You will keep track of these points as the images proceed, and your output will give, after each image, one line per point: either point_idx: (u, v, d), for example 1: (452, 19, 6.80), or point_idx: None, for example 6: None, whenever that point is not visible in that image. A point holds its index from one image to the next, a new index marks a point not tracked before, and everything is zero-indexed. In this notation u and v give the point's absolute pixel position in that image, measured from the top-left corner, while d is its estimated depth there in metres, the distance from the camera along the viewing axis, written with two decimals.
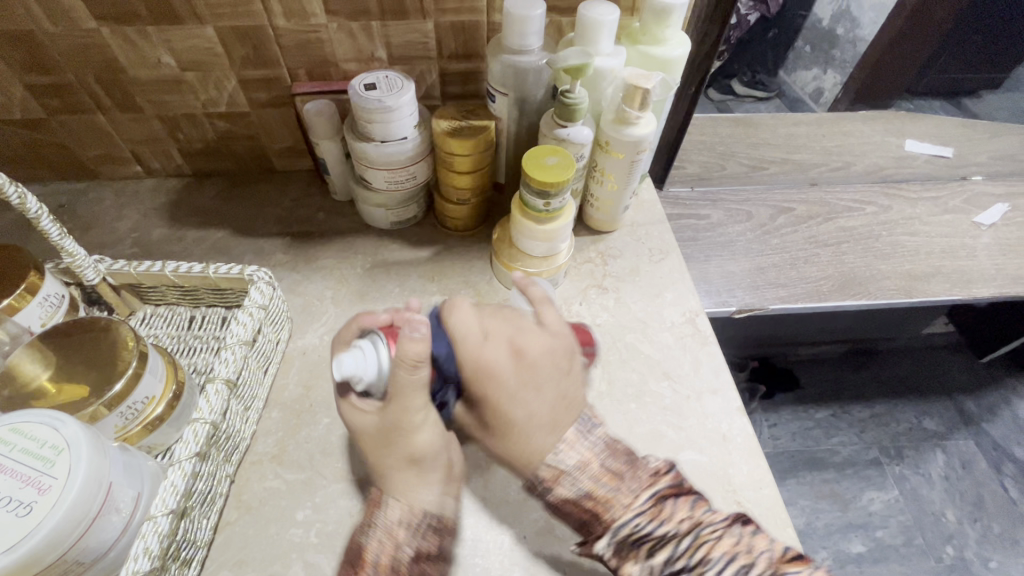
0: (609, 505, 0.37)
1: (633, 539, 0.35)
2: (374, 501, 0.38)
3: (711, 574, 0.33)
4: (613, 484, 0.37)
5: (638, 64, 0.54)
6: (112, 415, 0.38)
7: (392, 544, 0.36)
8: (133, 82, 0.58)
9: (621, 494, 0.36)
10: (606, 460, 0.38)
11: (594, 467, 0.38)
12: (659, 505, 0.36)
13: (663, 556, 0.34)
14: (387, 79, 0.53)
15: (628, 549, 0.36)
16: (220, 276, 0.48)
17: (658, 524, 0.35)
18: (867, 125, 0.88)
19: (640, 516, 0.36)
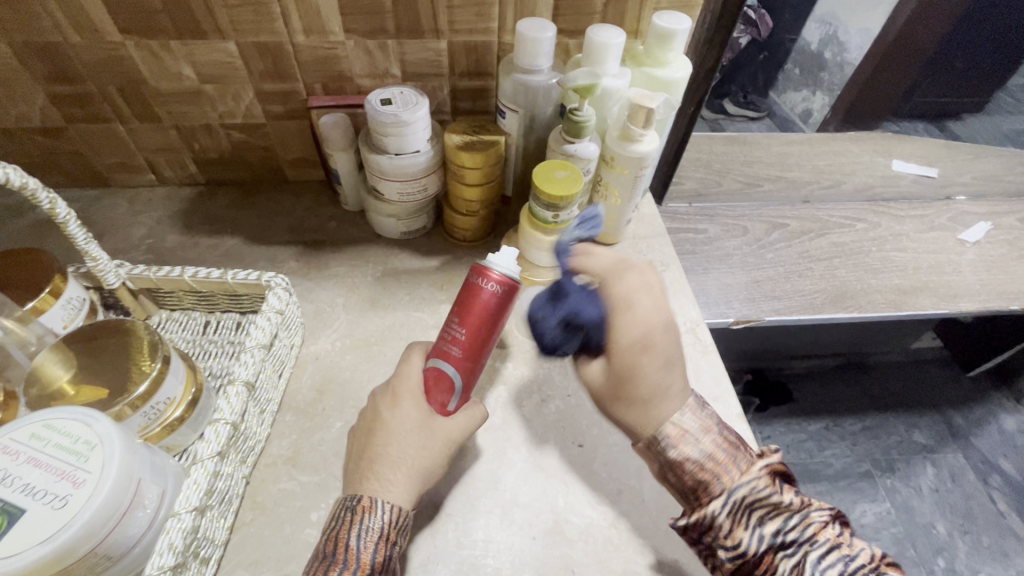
0: (709, 482, 0.40)
1: (724, 521, 0.39)
2: (364, 504, 0.38)
3: (801, 560, 0.36)
4: (721, 467, 0.40)
5: (642, 84, 0.56)
6: (136, 415, 0.39)
7: (383, 543, 0.38)
8: (153, 93, 0.59)
9: (737, 465, 0.40)
10: (717, 448, 0.41)
11: (710, 445, 0.41)
12: (775, 480, 0.40)
13: (758, 534, 0.38)
14: (402, 95, 0.55)
15: (718, 529, 0.39)
16: (238, 282, 0.50)
17: (754, 513, 0.38)
18: (856, 146, 0.92)
19: (739, 500, 0.39)
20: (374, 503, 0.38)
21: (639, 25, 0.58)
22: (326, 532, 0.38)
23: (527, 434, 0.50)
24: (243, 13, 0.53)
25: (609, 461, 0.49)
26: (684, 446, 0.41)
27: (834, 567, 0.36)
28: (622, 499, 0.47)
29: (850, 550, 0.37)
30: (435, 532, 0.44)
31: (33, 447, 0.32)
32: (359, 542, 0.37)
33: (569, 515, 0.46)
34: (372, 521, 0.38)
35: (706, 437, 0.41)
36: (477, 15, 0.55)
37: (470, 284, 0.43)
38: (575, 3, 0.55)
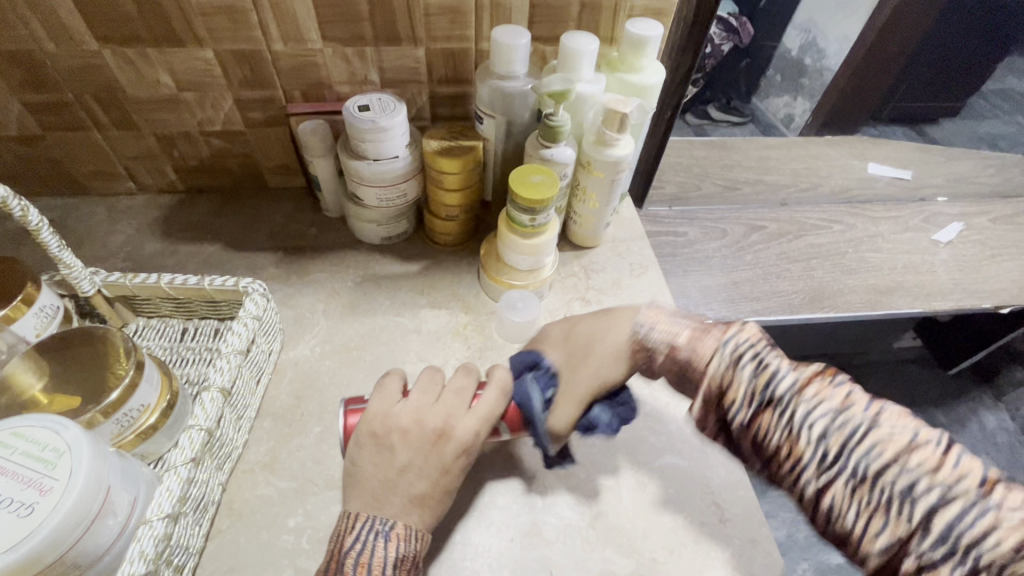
0: (691, 356, 0.42)
1: (716, 386, 0.40)
2: (400, 532, 0.38)
3: (789, 413, 0.36)
4: (698, 338, 0.42)
5: (617, 90, 0.57)
6: (108, 422, 0.39)
7: (411, 570, 0.38)
8: (131, 100, 0.59)
9: (702, 346, 0.42)
10: (687, 324, 0.44)
11: (670, 338, 0.44)
12: (740, 348, 0.39)
13: (746, 395, 0.38)
14: (380, 101, 0.55)
15: (711, 390, 0.40)
16: (215, 288, 0.50)
17: (737, 369, 0.39)
18: (833, 149, 0.93)
19: (725, 363, 0.40)
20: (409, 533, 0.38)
21: (613, 32, 0.59)
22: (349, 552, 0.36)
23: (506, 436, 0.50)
24: (220, 21, 0.53)
25: (587, 462, 0.49)
26: (653, 330, 0.45)
27: (821, 416, 0.35)
28: (599, 500, 0.47)
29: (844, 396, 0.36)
30: None
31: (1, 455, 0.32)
32: (397, 572, 0.36)
33: (547, 516, 0.46)
34: (406, 548, 0.37)
35: (660, 337, 0.44)
36: (453, 22, 0.56)
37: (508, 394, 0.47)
38: (550, 11, 0.56)
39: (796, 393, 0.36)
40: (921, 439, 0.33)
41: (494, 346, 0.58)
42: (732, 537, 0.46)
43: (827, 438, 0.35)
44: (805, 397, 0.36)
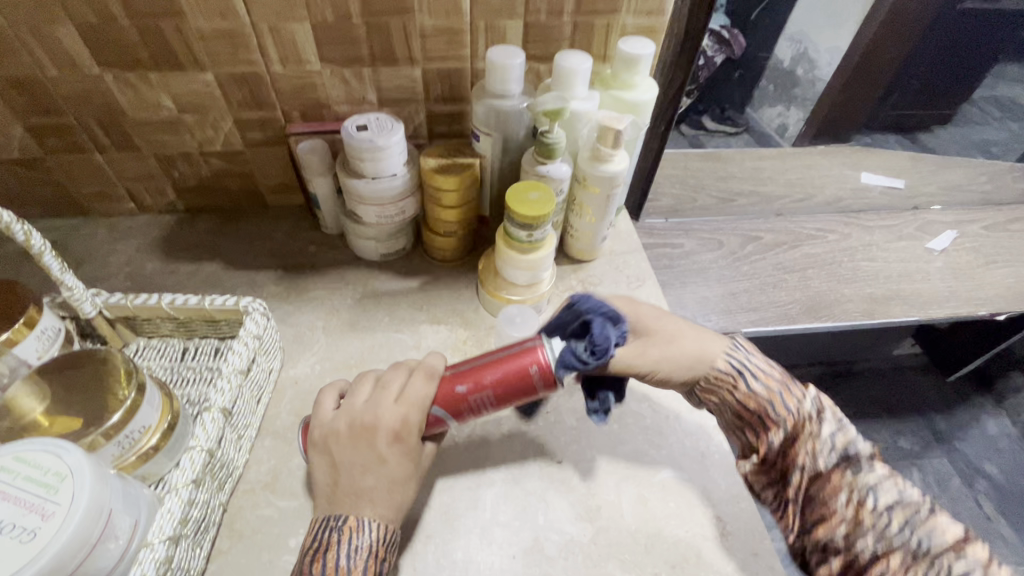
0: (782, 400, 0.43)
1: (799, 437, 0.42)
2: (352, 524, 0.38)
3: (861, 477, 0.40)
4: (789, 390, 0.44)
5: (611, 106, 0.59)
6: (110, 444, 0.39)
7: (375, 558, 0.38)
8: (133, 123, 0.60)
9: (788, 399, 0.43)
10: (784, 373, 0.46)
11: (741, 389, 0.45)
12: (825, 409, 0.43)
13: (827, 449, 0.41)
14: (378, 121, 0.56)
15: (793, 442, 0.42)
16: (216, 308, 0.50)
17: (822, 427, 0.42)
18: (826, 160, 0.95)
19: (811, 418, 0.42)
20: (361, 523, 0.38)
21: (606, 50, 0.60)
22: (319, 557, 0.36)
23: (507, 452, 0.50)
24: (221, 45, 0.54)
25: (588, 476, 0.49)
26: (743, 376, 0.45)
27: (886, 489, 0.39)
28: (601, 515, 0.47)
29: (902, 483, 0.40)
30: (414, 554, 0.44)
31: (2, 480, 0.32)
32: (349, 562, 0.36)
33: (548, 532, 0.46)
34: (360, 539, 0.37)
35: (756, 368, 0.45)
36: (450, 43, 0.57)
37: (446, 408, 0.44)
38: (545, 30, 0.57)
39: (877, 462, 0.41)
40: (964, 528, 0.38)
41: None
42: (734, 551, 0.46)
43: (890, 509, 0.38)
44: (874, 469, 0.40)
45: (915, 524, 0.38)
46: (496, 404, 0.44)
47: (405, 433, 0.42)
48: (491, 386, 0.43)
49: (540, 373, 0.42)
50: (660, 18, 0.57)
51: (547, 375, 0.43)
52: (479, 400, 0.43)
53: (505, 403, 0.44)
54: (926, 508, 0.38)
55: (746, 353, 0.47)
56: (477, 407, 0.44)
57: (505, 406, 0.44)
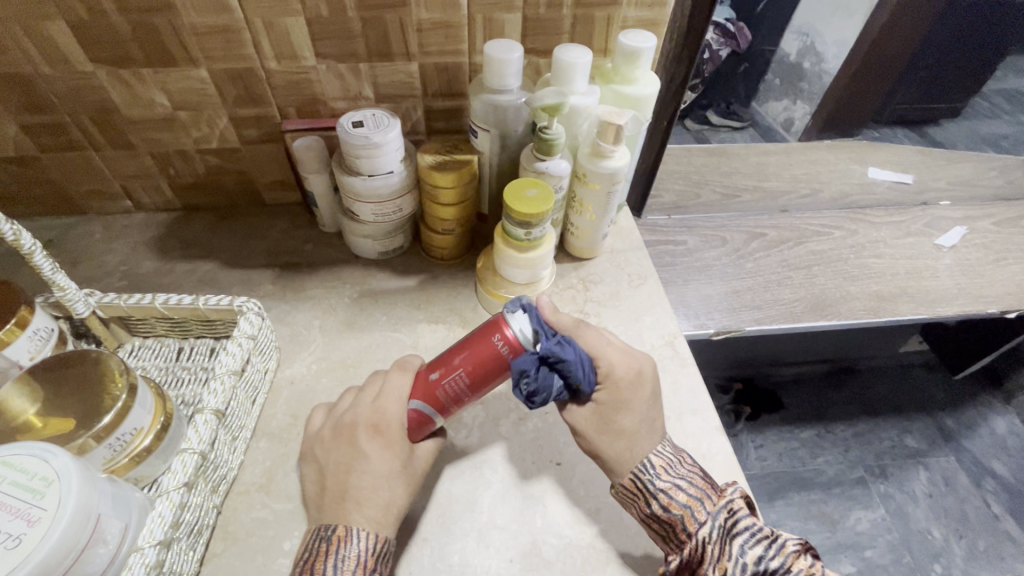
0: (684, 520, 0.40)
1: (709, 556, 0.39)
2: (340, 534, 0.38)
3: None
4: (694, 501, 0.41)
5: (612, 101, 0.57)
6: (100, 447, 0.39)
7: (363, 569, 0.37)
8: (127, 121, 0.60)
9: (693, 520, 0.40)
10: (688, 483, 0.42)
11: (647, 512, 0.42)
12: (737, 523, 0.40)
13: (740, 567, 0.38)
14: (374, 117, 0.55)
15: (702, 563, 0.39)
16: (210, 308, 0.49)
17: (735, 542, 0.39)
18: (832, 154, 0.94)
19: (717, 534, 0.40)
20: (350, 533, 0.38)
21: (607, 43, 0.59)
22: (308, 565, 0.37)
23: (504, 453, 0.50)
24: (214, 41, 0.54)
25: (587, 479, 0.48)
26: (648, 497, 0.42)
27: None
28: (600, 519, 0.46)
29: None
30: (409, 557, 0.44)
31: None
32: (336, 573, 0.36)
33: (546, 536, 0.45)
34: (350, 549, 0.38)
35: (666, 484, 0.42)
36: (447, 37, 0.56)
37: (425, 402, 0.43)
38: (544, 24, 0.56)
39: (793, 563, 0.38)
40: None
41: None
42: None
43: None
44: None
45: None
46: (472, 388, 0.42)
47: (386, 430, 0.42)
48: (461, 366, 0.41)
49: (502, 347, 0.40)
50: (662, 10, 0.56)
51: (511, 348, 0.40)
52: (452, 386, 0.42)
53: (480, 386, 0.42)
54: None
55: (656, 471, 0.42)
56: (454, 394, 0.42)
57: (485, 389, 0.42)
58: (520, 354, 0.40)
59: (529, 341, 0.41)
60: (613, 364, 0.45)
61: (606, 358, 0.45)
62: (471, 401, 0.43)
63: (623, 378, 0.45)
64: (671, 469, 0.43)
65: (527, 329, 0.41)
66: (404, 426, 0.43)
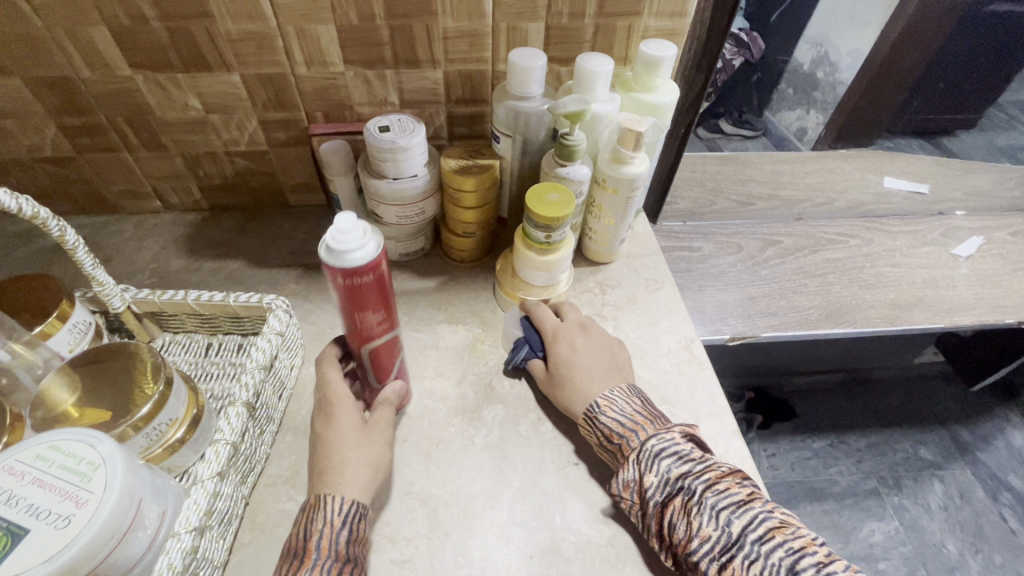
0: (623, 446, 0.45)
1: (639, 474, 0.43)
2: (309, 502, 0.40)
3: (701, 503, 0.39)
4: (632, 430, 0.45)
5: (632, 109, 0.58)
6: (138, 436, 0.40)
7: (332, 528, 0.38)
8: (161, 123, 0.62)
9: (631, 445, 0.44)
10: (631, 416, 0.46)
11: (605, 439, 0.46)
12: (666, 448, 0.43)
13: (666, 481, 0.41)
14: (400, 122, 0.57)
15: (636, 482, 0.43)
16: (240, 305, 0.51)
17: (663, 461, 0.42)
18: (847, 164, 0.94)
19: (647, 454, 0.43)
20: (320, 499, 0.39)
21: (628, 52, 0.60)
22: (292, 534, 0.39)
23: (524, 452, 0.50)
24: (247, 47, 0.56)
25: (604, 478, 0.49)
26: (600, 430, 0.47)
27: (727, 511, 0.39)
28: (619, 518, 0.47)
29: (754, 502, 0.39)
30: (432, 550, 0.44)
31: (37, 469, 0.33)
32: (307, 531, 0.38)
33: (565, 533, 0.46)
34: (322, 512, 0.39)
35: (615, 418, 0.46)
36: (471, 45, 0.58)
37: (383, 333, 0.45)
38: (565, 33, 0.57)
39: (724, 478, 0.41)
40: (808, 542, 0.37)
41: None
42: None
43: (731, 531, 0.38)
44: (715, 493, 0.40)
45: (739, 546, 0.37)
46: (374, 310, 0.41)
47: (338, 411, 0.44)
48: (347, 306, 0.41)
49: (349, 277, 0.37)
50: (682, 20, 0.57)
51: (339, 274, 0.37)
52: (364, 320, 0.42)
53: (376, 302, 0.41)
54: (771, 523, 0.38)
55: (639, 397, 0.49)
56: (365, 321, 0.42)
57: (386, 299, 0.42)
58: (370, 267, 0.37)
59: (368, 256, 0.37)
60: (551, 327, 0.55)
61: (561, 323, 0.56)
62: (390, 311, 0.43)
63: (560, 333, 0.54)
64: (616, 405, 0.47)
65: (347, 252, 0.36)
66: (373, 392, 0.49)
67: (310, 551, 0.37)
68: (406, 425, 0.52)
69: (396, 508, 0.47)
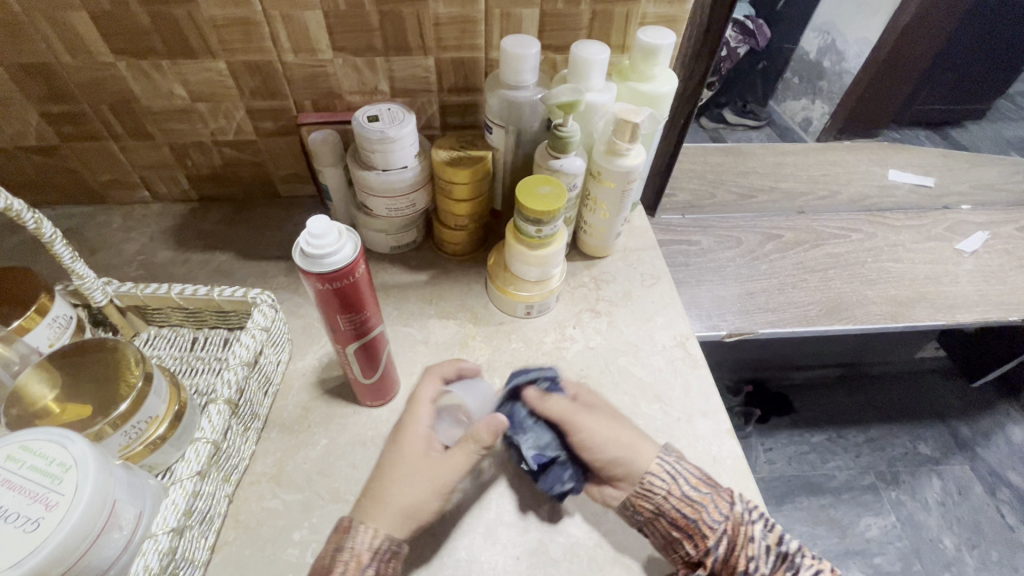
0: (712, 503, 0.42)
1: (736, 538, 0.41)
2: (345, 525, 0.40)
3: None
4: (714, 486, 0.43)
5: (629, 99, 0.57)
6: (117, 434, 0.39)
7: (359, 564, 0.39)
8: (146, 112, 0.60)
9: (722, 502, 0.42)
10: (701, 471, 0.44)
11: (677, 496, 0.42)
12: (755, 512, 0.42)
13: (766, 549, 0.41)
14: (389, 111, 0.55)
15: (730, 546, 0.41)
16: (225, 299, 0.50)
17: (757, 526, 0.41)
18: (852, 155, 0.92)
19: (742, 514, 0.42)
20: (352, 525, 0.40)
21: (625, 40, 0.58)
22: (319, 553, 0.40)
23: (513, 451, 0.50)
24: (232, 33, 0.54)
25: None
26: (675, 484, 0.42)
27: None
28: (609, 518, 0.46)
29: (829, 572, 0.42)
30: (418, 551, 0.44)
31: (8, 469, 0.32)
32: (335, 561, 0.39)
33: (553, 534, 0.45)
34: (352, 540, 0.39)
35: (687, 468, 0.44)
36: (463, 32, 0.56)
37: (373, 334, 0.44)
38: (560, 19, 0.56)
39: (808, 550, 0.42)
40: None
41: (502, 358, 0.57)
42: None
43: None
44: (809, 565, 0.41)
45: None
46: (358, 311, 0.41)
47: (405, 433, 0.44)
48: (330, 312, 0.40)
49: (327, 282, 0.37)
50: (682, 6, 0.55)
51: (319, 279, 0.36)
52: (348, 323, 0.41)
53: (361, 304, 0.40)
54: None
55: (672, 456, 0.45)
56: (350, 324, 0.41)
57: (369, 299, 0.41)
58: (348, 270, 0.37)
59: (345, 257, 0.36)
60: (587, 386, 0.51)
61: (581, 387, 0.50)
62: (375, 312, 0.43)
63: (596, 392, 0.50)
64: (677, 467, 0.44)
65: (325, 256, 0.36)
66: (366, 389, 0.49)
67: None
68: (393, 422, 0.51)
69: None
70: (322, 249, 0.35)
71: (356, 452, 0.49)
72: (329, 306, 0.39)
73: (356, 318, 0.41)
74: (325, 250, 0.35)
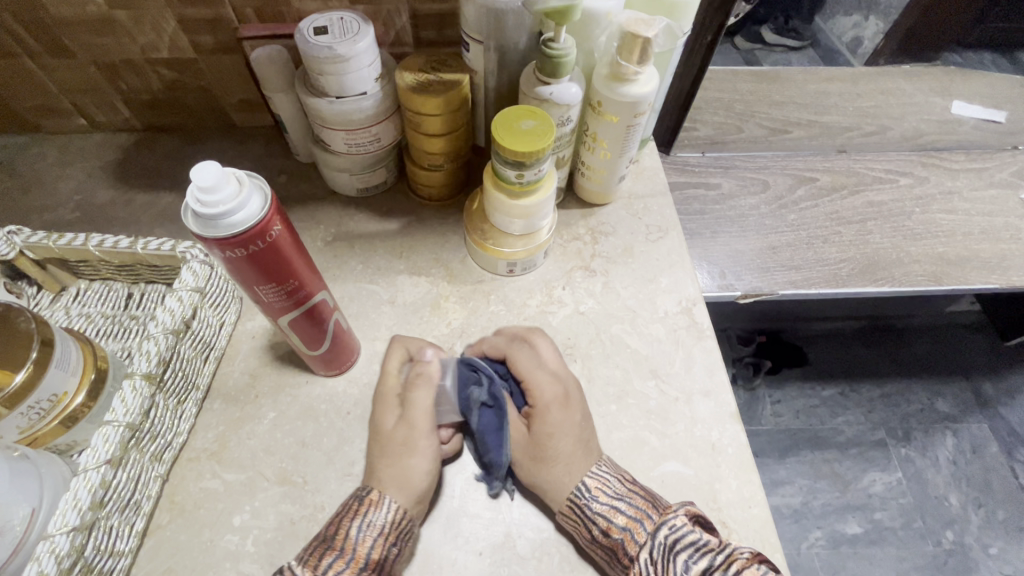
0: (625, 543, 0.36)
1: None
2: (372, 499, 0.37)
3: None
4: (634, 522, 0.36)
5: (640, 5, 0.45)
6: (13, 415, 0.34)
7: (384, 540, 0.36)
8: (59, 22, 0.50)
9: (635, 542, 0.35)
10: (628, 504, 0.37)
11: (586, 539, 0.38)
12: (681, 539, 0.34)
13: None
14: (341, 21, 0.44)
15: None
16: (151, 253, 0.43)
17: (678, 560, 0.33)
18: (911, 83, 0.77)
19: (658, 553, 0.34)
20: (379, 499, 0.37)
21: None
22: (335, 516, 0.37)
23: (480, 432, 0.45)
24: None
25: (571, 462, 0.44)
26: (586, 527, 0.38)
27: None
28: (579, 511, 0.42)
29: None
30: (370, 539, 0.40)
31: None
32: (358, 533, 0.35)
33: (518, 529, 0.41)
34: (376, 515, 0.36)
35: (602, 507, 0.37)
36: None
37: (315, 301, 0.37)
38: None
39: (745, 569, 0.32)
40: None
41: (478, 323, 0.50)
42: None
43: None
44: None
45: None
46: (283, 279, 0.33)
47: (380, 410, 0.42)
48: (249, 284, 0.33)
49: (231, 249, 0.29)
50: None
51: (219, 246, 0.29)
52: (275, 294, 0.34)
53: (286, 268, 0.33)
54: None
55: (591, 490, 0.38)
56: (278, 295, 0.34)
57: (298, 263, 0.33)
58: (259, 230, 0.29)
59: (250, 215, 0.29)
60: (538, 390, 0.41)
61: (534, 380, 0.42)
62: (311, 277, 0.36)
63: (551, 402, 0.41)
64: (607, 488, 0.38)
65: (222, 216, 0.28)
66: (321, 359, 0.43)
67: (344, 548, 0.35)
68: (349, 395, 0.45)
69: (331, 491, 0.41)
70: (223, 199, 0.27)
71: (306, 428, 0.44)
72: (246, 275, 0.32)
73: (283, 287, 0.34)
74: (226, 198, 0.27)
